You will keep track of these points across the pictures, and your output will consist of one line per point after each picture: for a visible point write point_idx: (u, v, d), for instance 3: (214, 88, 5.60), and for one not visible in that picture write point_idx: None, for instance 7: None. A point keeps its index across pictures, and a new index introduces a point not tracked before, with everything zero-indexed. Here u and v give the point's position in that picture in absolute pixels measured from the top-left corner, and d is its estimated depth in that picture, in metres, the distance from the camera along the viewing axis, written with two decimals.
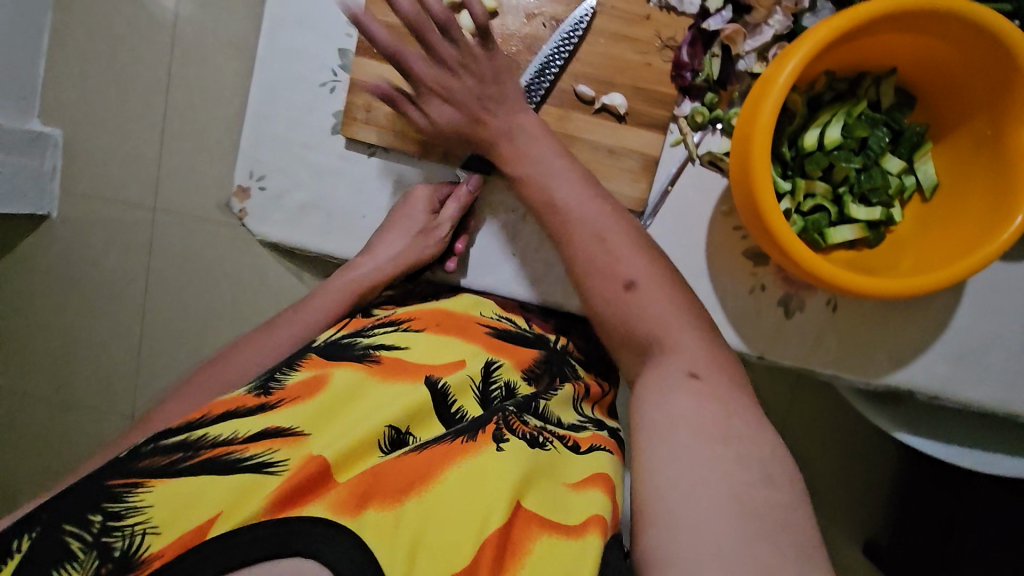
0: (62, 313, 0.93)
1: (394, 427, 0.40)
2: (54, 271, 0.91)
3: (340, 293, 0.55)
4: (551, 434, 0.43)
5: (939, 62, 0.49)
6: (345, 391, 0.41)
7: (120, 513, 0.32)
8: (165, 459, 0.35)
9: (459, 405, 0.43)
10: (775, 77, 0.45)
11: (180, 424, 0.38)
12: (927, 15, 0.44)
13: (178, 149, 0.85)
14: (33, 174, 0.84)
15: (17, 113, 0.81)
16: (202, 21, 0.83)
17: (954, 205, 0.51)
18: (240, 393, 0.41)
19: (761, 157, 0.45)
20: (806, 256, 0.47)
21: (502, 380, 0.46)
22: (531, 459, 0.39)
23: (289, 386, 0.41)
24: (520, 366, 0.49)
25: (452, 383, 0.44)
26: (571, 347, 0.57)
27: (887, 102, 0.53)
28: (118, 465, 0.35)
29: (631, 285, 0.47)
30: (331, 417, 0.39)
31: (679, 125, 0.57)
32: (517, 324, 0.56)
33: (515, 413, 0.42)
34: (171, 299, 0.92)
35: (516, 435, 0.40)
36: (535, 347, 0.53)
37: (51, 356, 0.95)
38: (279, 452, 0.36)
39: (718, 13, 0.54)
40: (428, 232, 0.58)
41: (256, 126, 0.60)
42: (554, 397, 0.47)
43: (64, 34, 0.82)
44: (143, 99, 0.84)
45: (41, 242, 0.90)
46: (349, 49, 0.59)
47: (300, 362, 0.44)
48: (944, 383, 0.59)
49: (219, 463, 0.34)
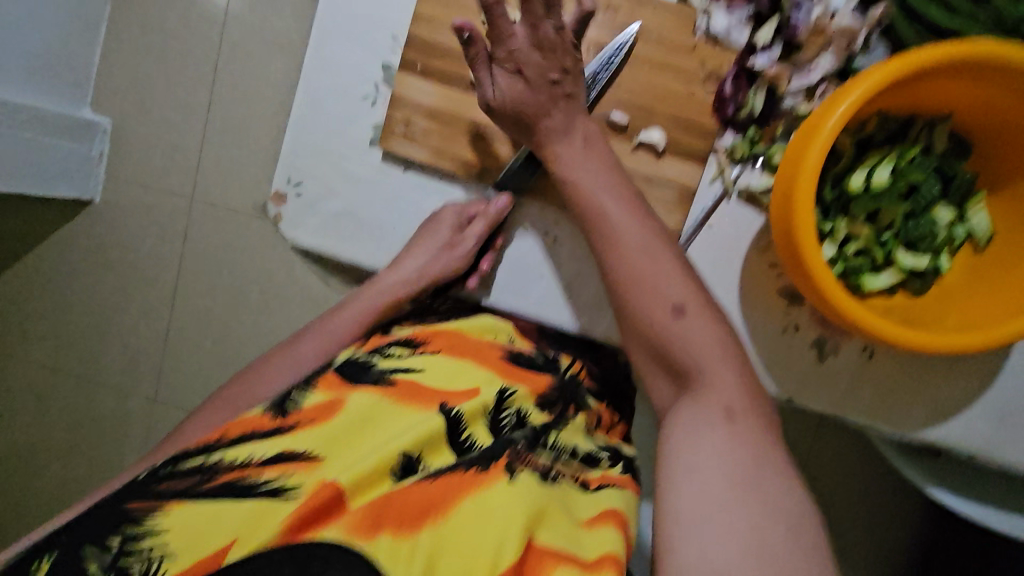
0: (96, 294, 0.96)
1: (407, 452, 0.39)
2: (90, 253, 0.94)
3: (369, 303, 0.56)
4: (562, 470, 0.43)
5: (998, 112, 0.47)
6: (360, 414, 0.41)
7: (139, 535, 0.33)
8: (182, 482, 0.35)
9: (470, 434, 0.42)
10: (824, 119, 0.44)
11: (197, 447, 0.38)
12: (989, 65, 0.42)
13: (219, 142, 0.88)
14: (81, 158, 0.87)
15: (71, 99, 0.86)
16: (251, 19, 0.85)
17: (1005, 261, 0.49)
18: (257, 413, 0.40)
19: (805, 199, 0.44)
20: (846, 305, 0.46)
21: (514, 409, 0.45)
22: (542, 493, 0.38)
23: (304, 409, 0.41)
24: (534, 392, 0.48)
25: (466, 410, 0.43)
26: (583, 376, 0.55)
27: (940, 148, 0.51)
28: (134, 487, 0.35)
29: (679, 309, 0.45)
30: (345, 443, 0.39)
31: (718, 158, 0.56)
32: (528, 350, 0.54)
33: (526, 447, 0.42)
34: (200, 291, 0.94)
35: (528, 467, 0.40)
36: (547, 372, 0.52)
37: (83, 336, 0.98)
38: (292, 478, 0.36)
39: (766, 51, 0.54)
40: (454, 247, 0.57)
41: (297, 133, 0.61)
42: (567, 428, 0.47)
43: (120, 25, 0.86)
44: (189, 92, 0.87)
45: (82, 224, 0.93)
46: (393, 64, 0.59)
47: (315, 381, 0.44)
48: (984, 444, 0.57)
49: (235, 488, 0.35)
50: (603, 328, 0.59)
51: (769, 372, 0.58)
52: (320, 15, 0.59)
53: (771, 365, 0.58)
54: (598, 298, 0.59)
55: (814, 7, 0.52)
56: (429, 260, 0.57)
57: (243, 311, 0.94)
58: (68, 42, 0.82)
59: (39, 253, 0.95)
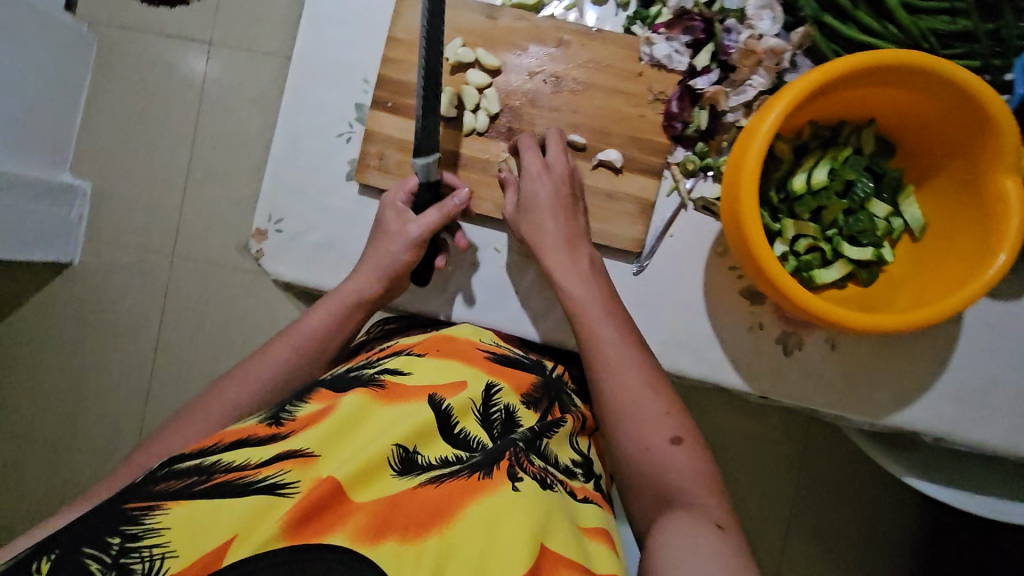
0: (74, 354, 0.96)
1: (402, 445, 0.39)
2: (70, 312, 0.95)
3: (343, 303, 0.55)
4: (555, 475, 0.45)
5: (914, 113, 0.52)
6: (353, 412, 0.40)
7: (138, 535, 0.32)
8: (178, 483, 0.34)
9: (462, 428, 0.43)
10: (759, 126, 0.48)
11: (193, 449, 0.37)
12: (897, 69, 0.47)
13: (199, 196, 0.94)
14: (62, 220, 0.91)
15: (53, 165, 0.91)
16: (229, 81, 0.94)
17: (941, 246, 0.53)
18: (253, 422, 0.40)
19: (750, 196, 0.48)
20: (799, 292, 0.49)
21: (502, 404, 0.47)
22: (544, 500, 0.40)
23: (300, 418, 0.40)
24: (520, 390, 0.50)
25: (455, 405, 0.44)
26: (566, 377, 0.58)
27: (869, 149, 0.56)
28: (131, 490, 0.34)
29: (677, 439, 0.47)
30: (343, 438, 0.38)
31: (673, 172, 0.61)
32: (512, 350, 0.57)
33: (524, 450, 0.44)
34: (183, 339, 0.96)
35: (527, 474, 0.42)
36: (533, 371, 0.54)
37: (58, 400, 0.96)
38: (290, 474, 0.35)
39: (706, 73, 0.59)
40: (395, 239, 0.57)
41: (276, 174, 0.64)
42: (555, 434, 0.49)
43: (99, 94, 0.93)
44: (170, 152, 0.94)
45: (62, 284, 0.95)
46: (365, 104, 0.64)
47: (308, 396, 0.42)
48: (951, 425, 0.59)
49: (234, 487, 0.34)
50: None
51: (740, 370, 0.60)
52: (296, 64, 0.64)
53: (740, 364, 0.60)
54: None
55: (743, 31, 0.57)
56: (384, 255, 0.57)
57: (227, 359, 0.96)
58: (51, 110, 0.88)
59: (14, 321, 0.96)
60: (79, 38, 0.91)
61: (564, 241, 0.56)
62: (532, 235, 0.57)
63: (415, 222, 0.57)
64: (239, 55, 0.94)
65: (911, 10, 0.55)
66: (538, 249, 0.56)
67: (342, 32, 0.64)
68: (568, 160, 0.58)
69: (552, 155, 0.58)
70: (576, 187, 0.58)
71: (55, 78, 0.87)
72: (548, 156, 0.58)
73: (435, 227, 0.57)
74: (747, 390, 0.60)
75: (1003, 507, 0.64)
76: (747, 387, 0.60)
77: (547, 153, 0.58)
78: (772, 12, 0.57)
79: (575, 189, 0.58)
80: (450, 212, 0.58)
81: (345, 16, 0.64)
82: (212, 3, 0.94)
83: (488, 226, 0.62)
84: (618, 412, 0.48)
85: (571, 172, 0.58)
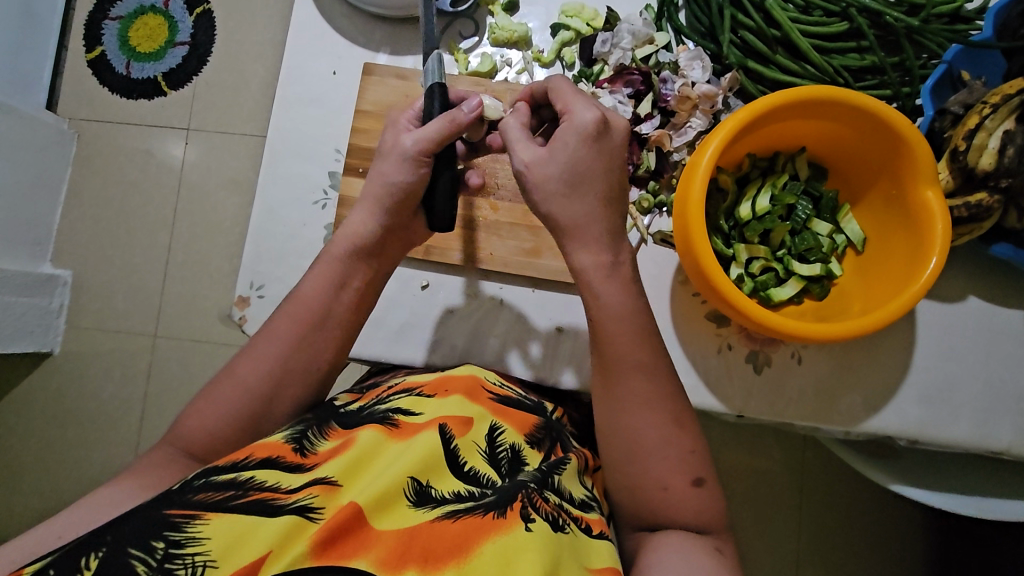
0: (88, 408, 1.12)
1: (416, 478, 0.38)
2: (78, 377, 1.12)
3: (340, 257, 0.53)
4: (567, 515, 0.42)
5: (838, 140, 0.57)
6: (370, 446, 0.41)
7: (181, 542, 0.32)
8: (216, 495, 0.34)
9: (470, 466, 0.42)
10: (699, 160, 0.52)
11: (225, 463, 0.38)
12: (816, 103, 0.52)
13: (180, 279, 1.12)
14: (43, 310, 1.09)
15: (35, 259, 1.09)
16: (207, 164, 1.13)
17: (882, 255, 0.57)
18: (277, 443, 0.41)
19: (697, 225, 0.52)
20: (754, 309, 0.52)
21: (508, 444, 0.46)
22: (556, 542, 0.38)
23: (320, 451, 0.41)
24: (523, 431, 0.49)
25: (462, 443, 0.43)
26: (565, 420, 0.58)
27: (804, 174, 0.61)
28: (168, 497, 0.34)
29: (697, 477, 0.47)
30: (363, 465, 0.39)
31: (629, 212, 0.65)
32: (517, 391, 0.57)
33: (537, 491, 0.41)
34: (170, 390, 1.12)
35: (540, 515, 0.39)
36: (535, 413, 0.54)
37: (58, 464, 1.12)
38: (317, 498, 0.36)
39: (648, 119, 0.64)
40: (406, 167, 0.52)
41: (256, 243, 0.67)
42: (563, 471, 0.47)
43: (93, 197, 1.13)
44: (160, 241, 1.13)
45: (54, 361, 1.13)
46: (338, 171, 0.68)
47: (324, 431, 0.43)
48: (920, 425, 0.61)
49: (267, 507, 0.34)
50: (559, 375, 0.63)
51: (715, 394, 0.62)
52: (270, 141, 0.68)
53: (715, 387, 0.62)
54: (548, 346, 0.64)
55: (677, 80, 0.64)
56: (377, 182, 0.53)
57: None
58: (36, 210, 1.08)
59: (25, 393, 1.13)
60: (60, 134, 1.10)
61: (598, 237, 0.48)
62: (569, 221, 0.47)
63: (412, 133, 0.51)
64: (216, 138, 1.13)
65: (824, 51, 0.62)
66: (575, 239, 0.48)
67: (315, 109, 0.69)
68: (599, 109, 0.47)
69: (578, 106, 0.47)
70: (614, 144, 0.48)
71: (37, 189, 1.07)
72: (572, 106, 0.47)
73: (436, 138, 0.51)
74: (722, 410, 0.62)
75: (985, 505, 0.68)
76: (724, 408, 0.62)
77: (572, 104, 0.47)
78: (701, 62, 0.63)
79: (610, 147, 0.47)
80: (457, 120, 0.50)
81: (316, 94, 0.69)
82: (188, 96, 1.12)
83: (459, 275, 0.66)
84: (634, 450, 0.47)
85: (605, 121, 0.47)
